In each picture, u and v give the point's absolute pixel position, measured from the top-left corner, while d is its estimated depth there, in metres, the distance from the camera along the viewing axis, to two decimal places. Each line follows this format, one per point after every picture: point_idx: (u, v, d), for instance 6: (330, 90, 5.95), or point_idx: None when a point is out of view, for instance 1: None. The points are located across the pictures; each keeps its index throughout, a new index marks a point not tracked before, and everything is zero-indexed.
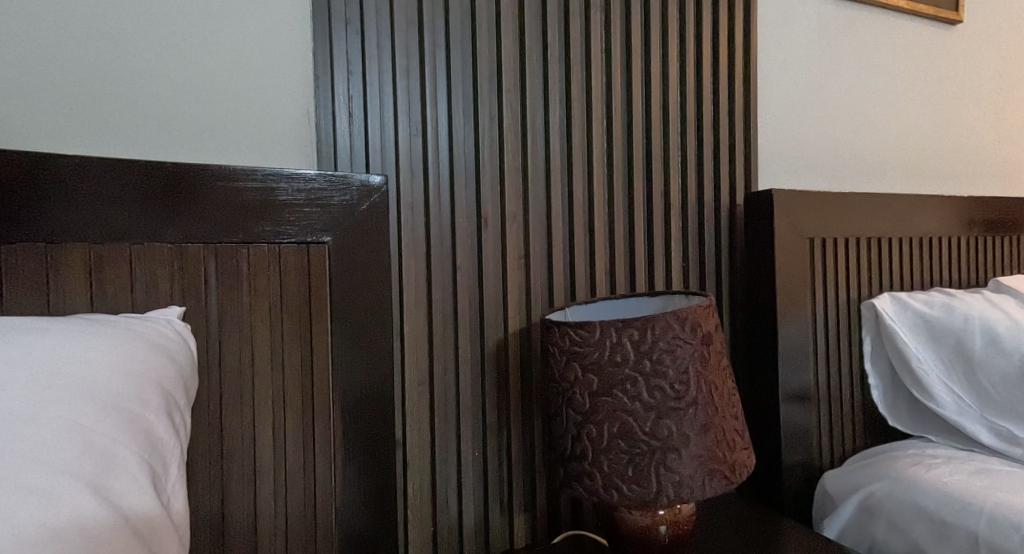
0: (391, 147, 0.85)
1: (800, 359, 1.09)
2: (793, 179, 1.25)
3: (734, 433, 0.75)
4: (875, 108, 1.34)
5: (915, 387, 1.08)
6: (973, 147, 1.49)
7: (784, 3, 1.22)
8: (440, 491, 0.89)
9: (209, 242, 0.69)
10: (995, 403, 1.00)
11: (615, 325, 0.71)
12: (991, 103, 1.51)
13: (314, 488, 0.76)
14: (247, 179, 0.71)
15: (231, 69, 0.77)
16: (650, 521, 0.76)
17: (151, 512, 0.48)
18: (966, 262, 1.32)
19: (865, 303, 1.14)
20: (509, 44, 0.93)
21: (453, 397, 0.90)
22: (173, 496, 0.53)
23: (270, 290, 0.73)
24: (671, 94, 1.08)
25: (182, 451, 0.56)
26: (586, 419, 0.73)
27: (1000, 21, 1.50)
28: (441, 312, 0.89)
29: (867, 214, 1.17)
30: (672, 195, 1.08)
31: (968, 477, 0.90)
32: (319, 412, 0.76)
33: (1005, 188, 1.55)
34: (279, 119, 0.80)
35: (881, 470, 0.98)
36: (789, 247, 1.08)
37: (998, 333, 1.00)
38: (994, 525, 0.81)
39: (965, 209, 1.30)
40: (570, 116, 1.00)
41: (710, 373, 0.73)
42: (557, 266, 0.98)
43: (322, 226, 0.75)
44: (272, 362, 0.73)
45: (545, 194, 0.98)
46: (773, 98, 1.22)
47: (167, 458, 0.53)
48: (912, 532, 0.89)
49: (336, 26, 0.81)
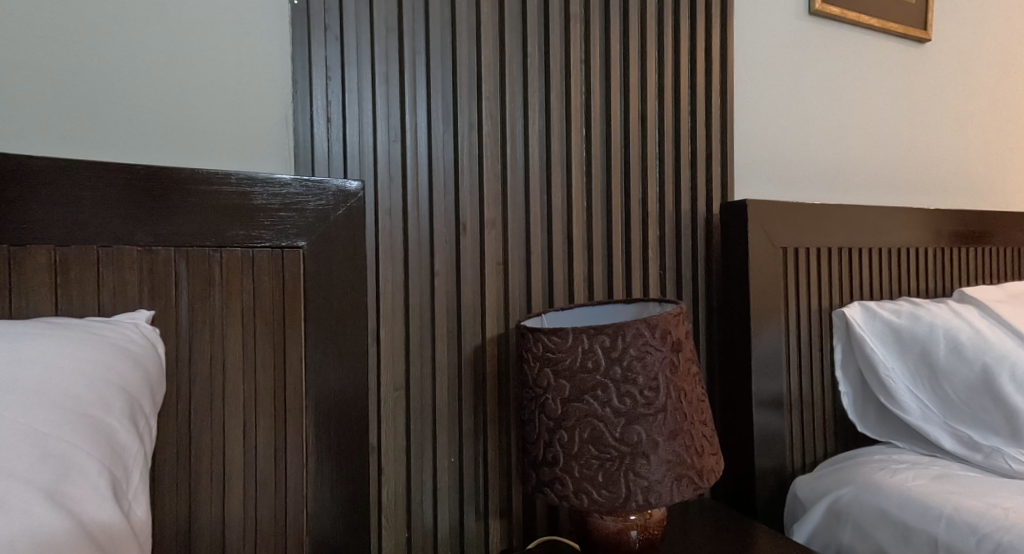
0: (370, 153, 0.86)
1: (773, 367, 1.11)
2: (768, 189, 1.28)
3: (704, 439, 0.76)
4: (846, 121, 1.37)
5: (883, 394, 1.10)
6: (941, 161, 1.53)
7: (759, 18, 1.24)
8: (415, 496, 0.89)
9: (180, 245, 0.69)
10: (958, 410, 1.03)
11: (587, 332, 0.72)
12: (961, 119, 1.55)
13: (286, 491, 0.75)
14: (222, 182, 0.71)
15: (209, 73, 0.77)
16: (622, 526, 0.76)
17: (112, 522, 0.48)
18: (934, 273, 1.35)
19: (837, 312, 1.16)
20: (488, 51, 0.94)
21: (429, 401, 0.90)
22: (133, 504, 0.52)
23: (244, 293, 0.73)
24: (649, 104, 1.10)
25: (146, 459, 0.56)
26: (558, 424, 0.74)
27: (968, 38, 1.55)
28: (418, 317, 0.89)
29: (838, 224, 1.19)
30: (649, 204, 1.10)
31: (930, 482, 0.92)
32: (291, 417, 0.76)
33: (974, 201, 1.60)
34: (257, 123, 0.80)
35: (849, 475, 0.99)
36: (762, 255, 1.10)
37: (961, 342, 1.03)
38: (952, 528, 0.83)
39: (932, 220, 1.33)
40: (549, 124, 1.01)
41: (680, 380, 0.74)
42: (535, 273, 0.98)
43: (297, 230, 0.75)
44: (245, 366, 0.73)
45: (524, 201, 0.99)
46: (749, 110, 1.24)
47: (129, 463, 0.53)
48: (876, 536, 0.91)
49: (316, 32, 0.81)
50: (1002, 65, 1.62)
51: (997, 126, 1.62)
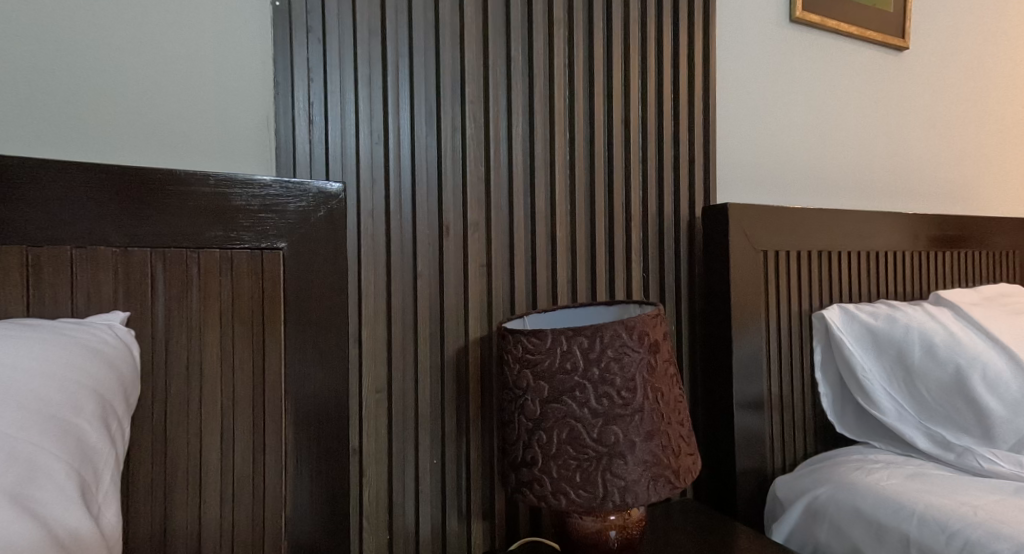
0: (352, 156, 0.86)
1: (754, 369, 1.12)
2: (750, 193, 1.29)
3: (680, 440, 0.77)
4: (826, 126, 1.39)
5: (861, 395, 1.12)
6: (919, 166, 1.56)
7: (741, 24, 1.26)
8: (397, 498, 0.89)
9: (157, 246, 0.69)
10: (932, 411, 1.04)
11: (566, 334, 0.73)
12: (938, 125, 1.58)
13: (264, 493, 0.75)
14: (200, 183, 0.71)
15: (190, 73, 0.77)
16: (601, 526, 0.77)
17: (79, 527, 0.47)
18: (911, 275, 1.37)
19: (816, 315, 1.18)
20: (472, 54, 0.95)
21: (411, 403, 0.90)
22: (103, 508, 0.52)
23: (222, 294, 0.72)
24: (632, 108, 1.11)
25: (118, 462, 0.56)
26: (537, 425, 0.74)
27: (945, 46, 1.58)
28: (401, 318, 0.90)
29: (817, 228, 1.21)
30: (632, 207, 1.11)
31: (903, 481, 0.93)
32: (270, 418, 0.75)
33: (951, 206, 1.62)
34: (238, 124, 0.80)
35: (826, 475, 1.01)
36: (743, 258, 1.11)
37: (935, 344, 1.05)
38: (924, 527, 0.84)
39: (910, 224, 1.36)
40: (532, 127, 1.01)
41: (657, 381, 0.75)
42: (519, 275, 0.99)
43: (277, 232, 0.75)
44: (223, 367, 0.72)
45: (507, 204, 0.99)
46: (730, 115, 1.26)
47: (99, 467, 0.52)
48: (851, 535, 0.92)
49: (297, 34, 0.81)
50: (979, 72, 1.65)
51: (974, 132, 1.65)
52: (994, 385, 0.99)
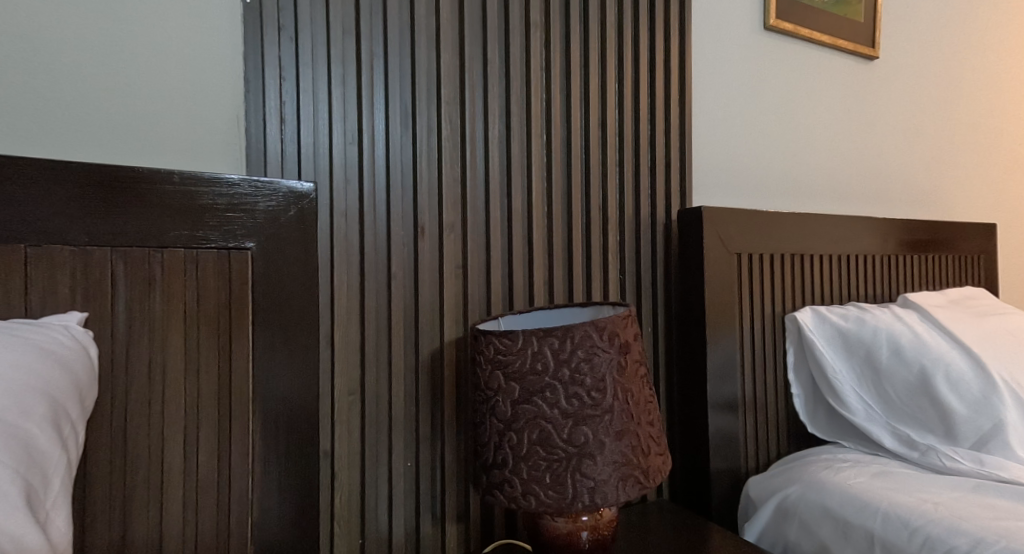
0: (325, 156, 0.85)
1: (728, 370, 1.13)
2: (725, 197, 1.30)
3: (650, 440, 0.77)
4: (799, 131, 1.41)
5: (831, 396, 1.13)
6: (889, 171, 1.59)
7: (716, 30, 1.28)
8: (370, 501, 0.88)
9: (118, 246, 0.68)
10: (900, 410, 1.06)
11: (537, 334, 0.73)
12: (908, 131, 1.61)
13: (229, 497, 0.74)
14: (165, 182, 0.69)
15: (157, 70, 0.76)
16: (573, 527, 0.77)
17: (25, 534, 0.46)
18: (882, 278, 1.40)
19: (789, 317, 1.20)
20: (448, 56, 0.95)
21: (385, 406, 0.90)
22: (52, 514, 0.50)
23: (187, 295, 0.71)
24: (608, 111, 1.12)
25: (69, 468, 0.54)
26: (508, 426, 0.74)
27: (915, 54, 1.61)
28: (375, 320, 0.89)
29: (790, 231, 1.23)
30: (609, 210, 1.11)
31: (869, 479, 0.95)
32: (237, 421, 0.74)
33: (921, 210, 1.66)
34: (208, 122, 0.79)
35: (796, 474, 1.02)
36: (717, 260, 1.12)
37: (902, 345, 1.07)
38: (887, 523, 0.86)
39: (880, 228, 1.38)
40: (509, 129, 1.01)
41: (627, 382, 0.75)
42: (495, 277, 0.99)
43: (245, 231, 0.74)
44: (188, 370, 0.71)
45: (483, 205, 0.99)
46: (706, 119, 1.27)
47: (49, 472, 0.51)
48: (819, 533, 0.93)
49: (268, 32, 0.81)
50: (948, 81, 1.69)
51: (943, 138, 1.69)
52: (957, 385, 1.01)
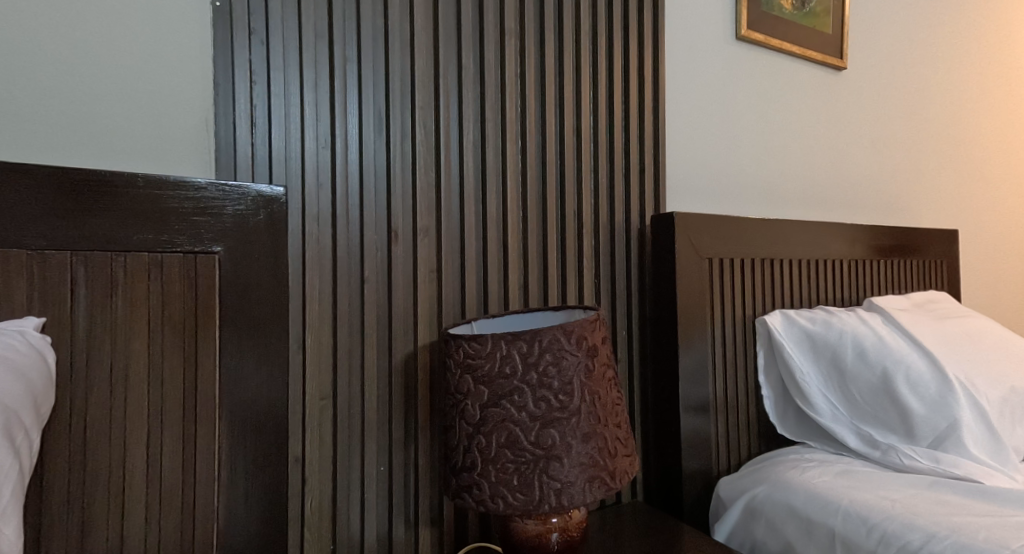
0: (297, 160, 0.85)
1: (700, 373, 1.15)
2: (698, 201, 1.32)
3: (617, 441, 0.78)
4: (769, 137, 1.44)
5: (799, 397, 1.15)
6: (857, 177, 1.62)
7: (689, 38, 1.30)
8: (341, 506, 0.88)
9: (78, 249, 0.67)
10: (864, 411, 1.08)
11: (505, 338, 0.73)
12: (875, 138, 1.65)
13: (194, 504, 0.73)
14: (128, 185, 0.69)
15: (125, 72, 0.75)
16: (543, 529, 0.78)
17: None
18: (849, 281, 1.43)
19: (759, 320, 1.22)
20: (422, 62, 0.95)
21: (358, 410, 0.89)
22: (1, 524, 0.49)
23: (151, 299, 0.71)
24: (582, 117, 1.13)
25: (21, 478, 0.53)
26: (477, 430, 0.74)
27: (881, 63, 1.65)
28: (347, 323, 0.89)
29: (760, 236, 1.25)
30: (583, 214, 1.12)
31: (833, 478, 0.97)
32: (202, 426, 0.74)
33: (888, 216, 1.70)
34: (176, 124, 0.78)
35: (764, 474, 1.04)
36: (689, 265, 1.14)
37: (866, 348, 1.09)
38: (848, 521, 0.88)
39: (847, 233, 1.41)
40: (484, 135, 1.02)
41: (595, 384, 0.76)
42: (469, 281, 0.99)
43: (212, 235, 0.73)
44: (151, 376, 0.70)
45: (458, 210, 0.99)
46: (679, 125, 1.29)
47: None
48: (784, 532, 0.95)
49: (239, 36, 0.80)
50: (914, 92, 1.73)
51: (909, 145, 1.73)
52: (917, 386, 1.04)
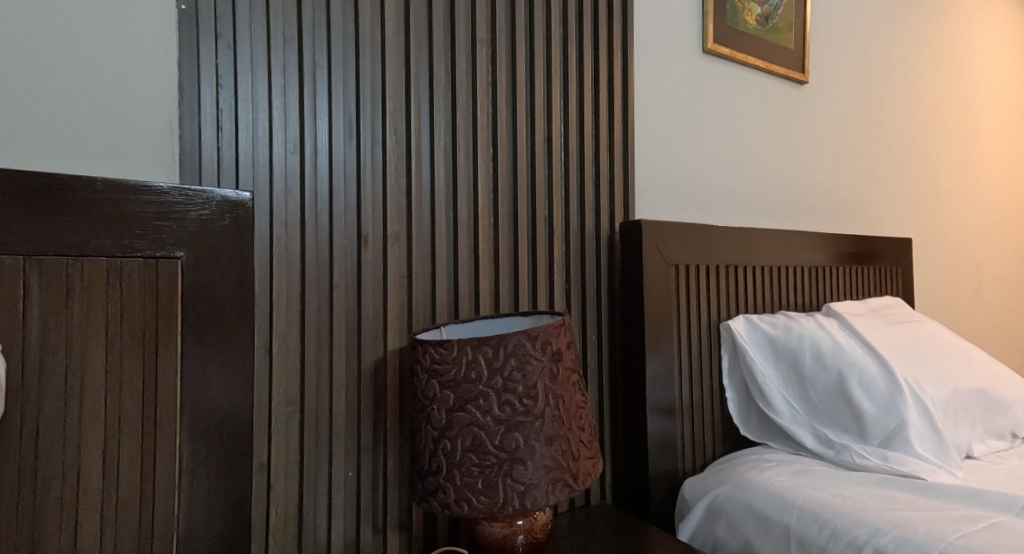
0: (264, 164, 0.85)
1: (667, 377, 1.17)
2: (666, 208, 1.35)
3: (581, 444, 0.79)
4: (734, 146, 1.48)
5: (761, 399, 1.18)
6: (818, 186, 1.67)
7: (657, 50, 1.33)
8: (308, 513, 0.87)
9: (32, 255, 0.66)
10: (821, 413, 1.12)
11: (471, 344, 0.74)
12: (835, 148, 1.71)
13: (152, 514, 0.72)
14: (86, 189, 0.68)
15: (86, 74, 0.74)
16: (508, 531, 0.78)
17: None
18: (811, 287, 1.47)
19: (724, 325, 1.25)
20: (393, 69, 0.96)
21: (326, 416, 0.89)
22: None
23: (109, 305, 0.70)
24: (553, 125, 1.15)
25: None
26: (442, 434, 0.75)
27: (842, 76, 1.71)
28: (315, 329, 0.88)
29: (725, 243, 1.28)
30: (554, 220, 1.14)
31: (791, 478, 1.00)
32: (161, 434, 0.73)
33: (848, 223, 1.75)
34: (139, 128, 0.78)
35: (726, 475, 1.06)
36: (656, 271, 1.16)
37: (824, 352, 1.13)
38: (803, 519, 0.90)
39: (808, 240, 1.46)
40: (456, 141, 1.03)
41: (559, 388, 0.77)
42: (440, 286, 1.00)
43: (174, 240, 0.73)
44: (109, 383, 0.70)
45: (429, 216, 1.00)
46: (648, 134, 1.31)
47: None
48: (743, 530, 0.97)
49: (204, 40, 0.80)
50: (873, 104, 1.80)
51: (867, 156, 1.79)
52: (869, 388, 1.07)
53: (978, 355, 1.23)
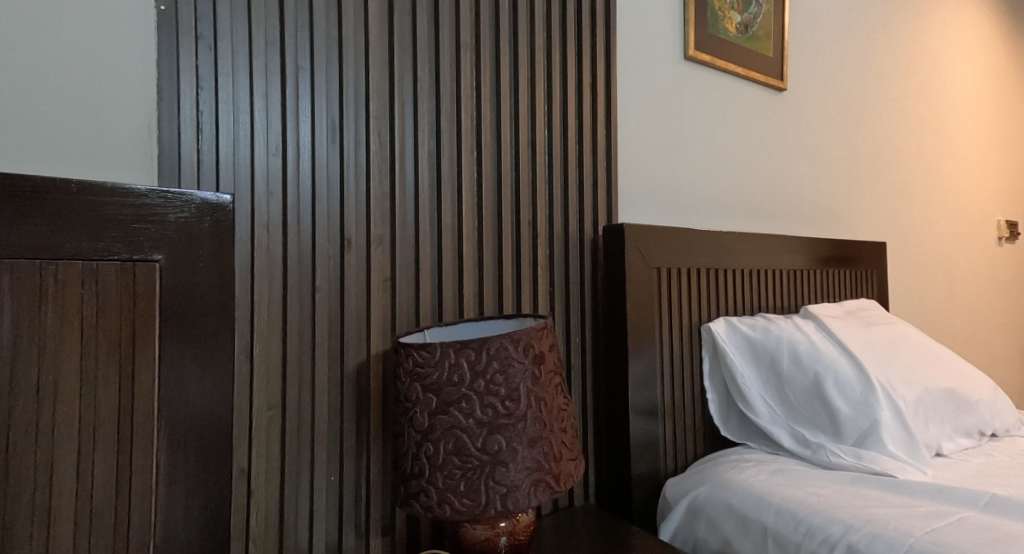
0: (245, 166, 0.84)
1: (648, 379, 1.18)
2: (648, 212, 1.36)
3: (562, 446, 0.80)
4: (715, 150, 1.50)
5: (740, 400, 1.20)
6: (797, 190, 1.70)
7: (639, 56, 1.34)
8: (289, 518, 0.87)
9: (4, 257, 0.64)
10: (798, 413, 1.14)
11: (453, 347, 0.75)
12: (813, 153, 1.74)
13: (129, 522, 0.70)
14: (61, 191, 0.67)
15: (63, 75, 0.74)
16: (491, 533, 0.79)
17: None
18: (790, 290, 1.49)
19: (705, 327, 1.26)
20: (377, 72, 0.96)
21: (308, 419, 0.89)
22: None
23: (84, 308, 0.69)
24: (537, 129, 1.16)
25: None
26: (425, 437, 0.75)
27: (819, 82, 1.74)
28: (298, 332, 0.88)
29: (706, 246, 1.30)
30: (537, 223, 1.14)
31: (768, 477, 1.02)
32: (139, 440, 0.71)
33: (825, 227, 1.78)
34: (117, 129, 0.77)
35: (707, 475, 1.07)
36: (638, 274, 1.17)
37: (801, 353, 1.15)
38: (780, 517, 0.92)
39: (786, 243, 1.48)
40: (440, 145, 1.03)
41: (541, 391, 0.78)
42: (424, 289, 1.00)
43: (152, 243, 0.72)
44: (84, 388, 0.68)
45: (413, 219, 1.00)
46: (630, 139, 1.33)
47: None
48: (723, 530, 0.98)
49: (184, 41, 0.80)
50: (849, 110, 1.83)
51: (844, 161, 1.83)
52: (844, 388, 1.09)
53: (948, 357, 1.26)
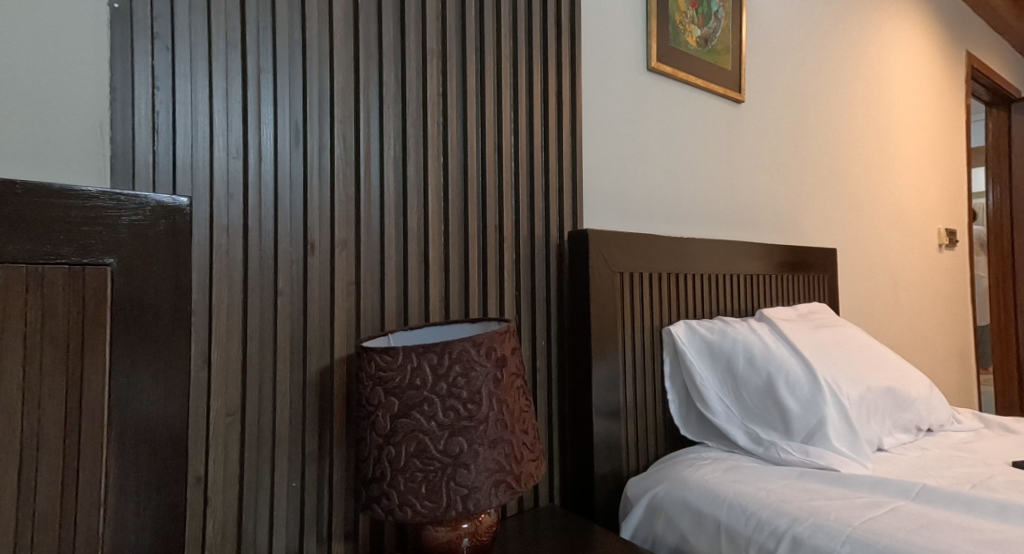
0: (203, 168, 0.84)
1: (611, 381, 1.20)
2: (612, 217, 1.39)
3: (523, 447, 0.81)
4: (676, 158, 1.53)
5: (699, 400, 1.23)
6: (754, 197, 1.75)
7: (603, 65, 1.37)
8: (248, 524, 0.86)
9: None
10: (753, 412, 1.17)
11: (416, 350, 0.75)
12: (769, 161, 1.80)
13: (74, 536, 0.67)
14: (5, 192, 0.64)
15: (9, 72, 0.72)
16: (452, 535, 0.79)
17: None
18: (747, 293, 1.54)
19: (665, 330, 1.29)
20: (342, 76, 0.96)
21: (268, 423, 0.88)
22: None
23: (28, 314, 0.66)
24: (502, 135, 1.17)
25: None
26: (387, 440, 0.76)
27: (774, 93, 1.80)
28: (259, 336, 0.87)
29: (667, 252, 1.33)
30: (503, 228, 1.15)
31: (723, 474, 1.05)
32: (87, 450, 0.69)
33: (781, 233, 1.84)
34: (69, 128, 0.75)
35: (666, 474, 1.10)
36: (602, 279, 1.20)
37: (755, 354, 1.19)
38: (734, 514, 0.94)
39: (744, 248, 1.52)
40: (405, 150, 1.04)
41: (503, 393, 0.79)
42: (389, 294, 1.00)
43: (104, 246, 0.70)
44: (27, 395, 0.65)
45: (378, 223, 1.00)
46: (594, 145, 1.35)
47: None
48: (680, 526, 1.00)
49: (139, 41, 0.79)
50: (803, 120, 1.90)
51: (798, 169, 1.89)
52: (795, 388, 1.13)
53: (891, 357, 1.32)
